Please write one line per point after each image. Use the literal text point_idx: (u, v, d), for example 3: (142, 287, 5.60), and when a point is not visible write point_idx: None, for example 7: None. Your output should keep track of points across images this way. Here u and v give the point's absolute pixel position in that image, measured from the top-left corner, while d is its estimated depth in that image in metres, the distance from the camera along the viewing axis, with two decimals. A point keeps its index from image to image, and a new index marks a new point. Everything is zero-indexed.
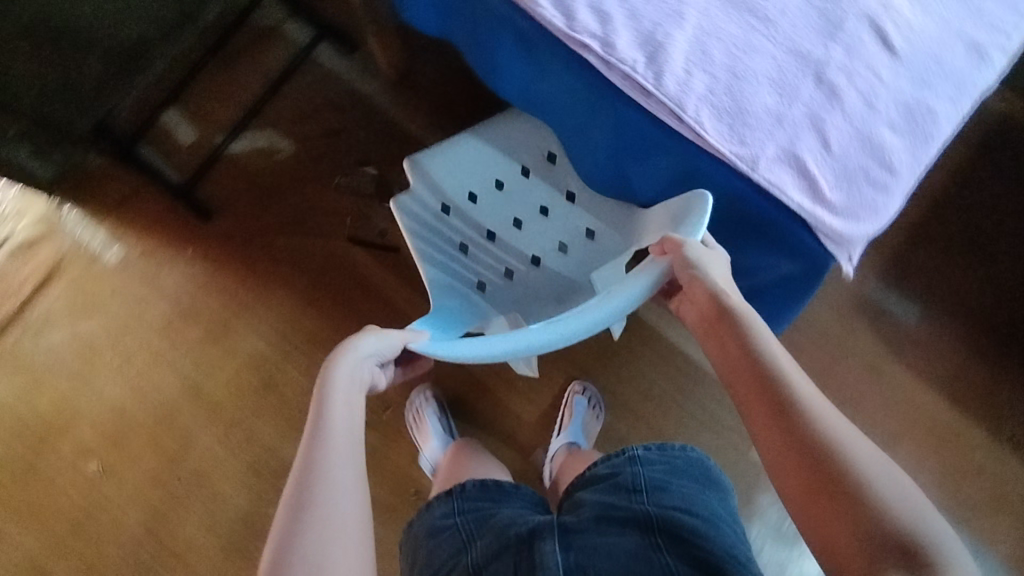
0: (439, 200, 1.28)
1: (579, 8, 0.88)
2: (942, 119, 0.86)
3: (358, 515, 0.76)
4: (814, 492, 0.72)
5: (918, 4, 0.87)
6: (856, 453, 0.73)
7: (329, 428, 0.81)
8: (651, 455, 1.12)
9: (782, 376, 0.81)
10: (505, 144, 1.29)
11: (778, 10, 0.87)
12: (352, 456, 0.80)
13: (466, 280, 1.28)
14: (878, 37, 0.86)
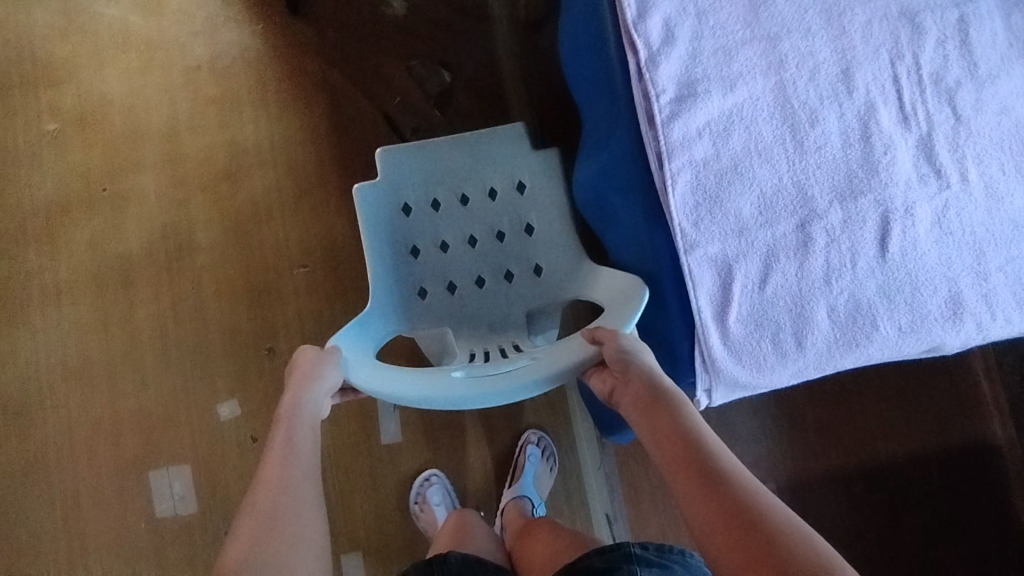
0: (402, 198, 1.27)
1: (655, 16, 0.87)
2: (879, 339, 0.82)
3: (317, 527, 0.84)
4: (741, 547, 0.67)
5: (937, 232, 0.83)
6: (780, 512, 0.69)
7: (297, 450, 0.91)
8: (650, 553, 1.05)
9: (711, 447, 0.79)
10: (480, 160, 1.30)
11: (816, 144, 0.84)
12: (310, 462, 0.91)
13: (408, 284, 1.24)
14: (879, 230, 0.83)
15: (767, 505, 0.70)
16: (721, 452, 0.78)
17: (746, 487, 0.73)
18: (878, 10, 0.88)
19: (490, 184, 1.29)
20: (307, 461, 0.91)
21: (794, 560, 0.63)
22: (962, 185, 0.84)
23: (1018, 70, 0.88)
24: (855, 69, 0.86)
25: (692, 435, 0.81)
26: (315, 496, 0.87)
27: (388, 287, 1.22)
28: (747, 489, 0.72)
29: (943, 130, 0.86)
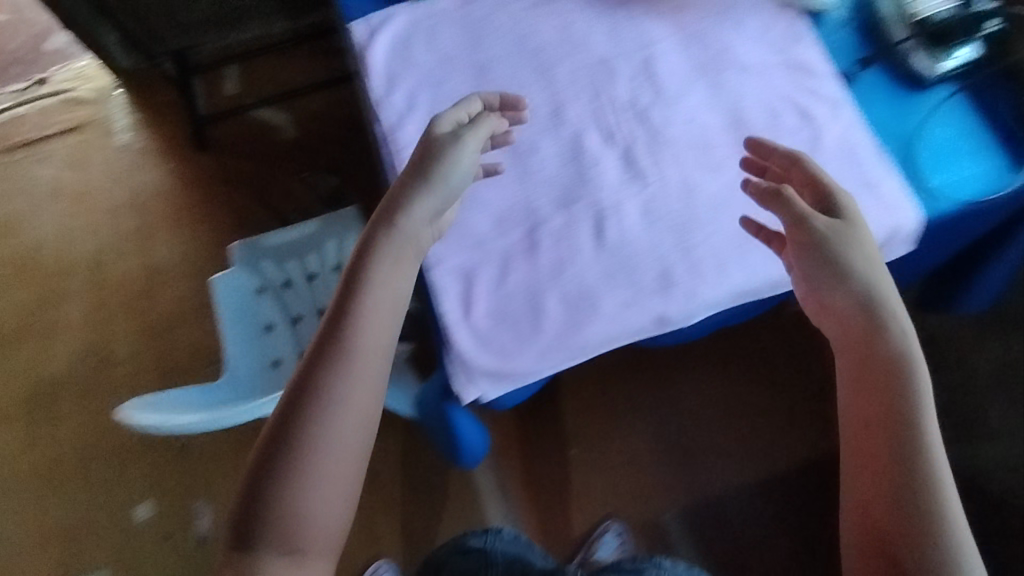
0: (259, 281, 1.42)
1: (397, 90, 1.07)
2: (605, 316, 0.94)
3: (358, 429, 0.75)
4: (864, 466, 0.76)
5: (646, 222, 0.98)
6: (935, 507, 0.72)
7: (335, 411, 0.75)
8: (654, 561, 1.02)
9: (923, 423, 0.75)
10: (328, 239, 1.45)
11: (537, 168, 1.02)
12: (360, 361, 0.76)
13: (264, 356, 1.38)
14: (595, 227, 0.98)
15: (922, 469, 0.73)
16: (918, 404, 0.76)
17: (909, 430, 0.75)
18: (579, 62, 1.09)
19: (336, 260, 1.44)
20: (342, 395, 0.75)
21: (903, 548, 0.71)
22: (662, 183, 1.00)
23: (700, 88, 1.06)
24: (563, 109, 1.06)
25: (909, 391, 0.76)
26: (356, 423, 0.75)
27: (245, 360, 1.36)
28: (933, 491, 0.72)
29: (642, 142, 1.03)
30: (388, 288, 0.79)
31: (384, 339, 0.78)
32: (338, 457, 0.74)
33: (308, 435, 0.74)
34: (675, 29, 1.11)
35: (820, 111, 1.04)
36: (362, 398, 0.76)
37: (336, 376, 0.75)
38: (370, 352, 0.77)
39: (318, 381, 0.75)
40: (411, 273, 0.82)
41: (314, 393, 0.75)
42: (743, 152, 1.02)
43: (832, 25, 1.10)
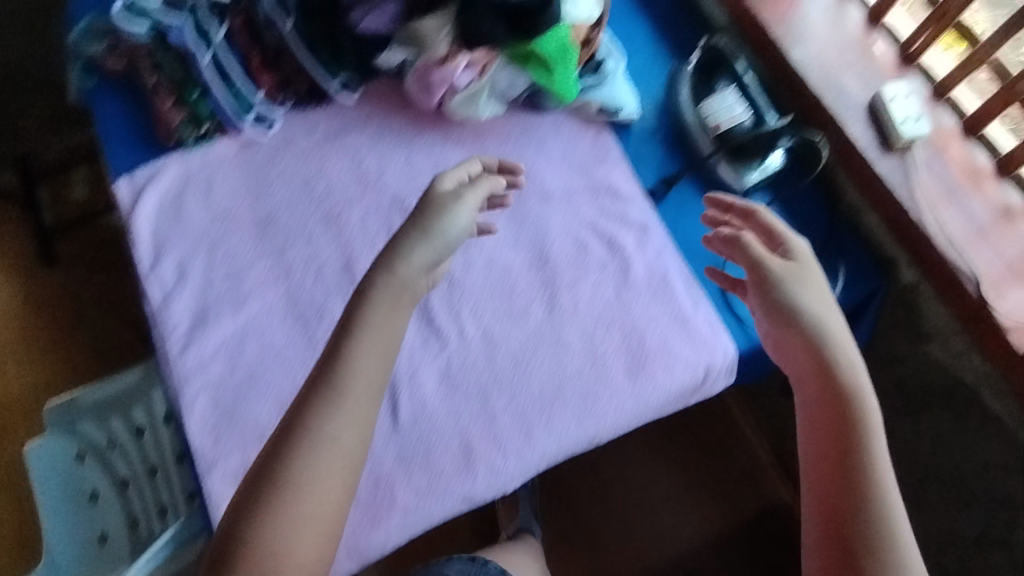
0: (77, 445, 1.24)
1: (166, 260, 0.95)
2: (401, 509, 0.84)
3: (338, 467, 0.68)
4: (823, 468, 0.72)
5: (445, 389, 0.89)
6: (882, 524, 0.68)
7: (316, 449, 0.67)
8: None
9: (872, 441, 0.72)
10: (153, 387, 1.27)
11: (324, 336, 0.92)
12: (349, 399, 0.69)
13: (87, 536, 1.20)
14: (389, 403, 0.88)
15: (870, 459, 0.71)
16: (869, 425, 0.72)
17: (859, 456, 0.71)
18: (372, 204, 1.00)
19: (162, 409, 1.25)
20: (329, 431, 0.68)
21: (870, 524, 0.68)
22: (461, 340, 0.92)
23: (502, 223, 0.99)
24: (354, 261, 0.96)
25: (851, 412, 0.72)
26: (330, 452, 0.68)
27: (65, 545, 1.19)
28: (870, 459, 0.71)
29: (439, 292, 0.94)
30: (386, 305, 0.73)
31: (371, 359, 0.71)
32: (326, 490, 0.67)
33: (300, 448, 0.67)
34: (474, 157, 1.03)
35: (627, 237, 0.98)
36: (340, 432, 0.68)
37: (343, 365, 0.70)
38: (357, 383, 0.70)
39: (329, 372, 0.70)
40: (409, 297, 0.74)
41: (319, 404, 0.68)
42: (548, 294, 0.95)
43: (637, 139, 1.05)
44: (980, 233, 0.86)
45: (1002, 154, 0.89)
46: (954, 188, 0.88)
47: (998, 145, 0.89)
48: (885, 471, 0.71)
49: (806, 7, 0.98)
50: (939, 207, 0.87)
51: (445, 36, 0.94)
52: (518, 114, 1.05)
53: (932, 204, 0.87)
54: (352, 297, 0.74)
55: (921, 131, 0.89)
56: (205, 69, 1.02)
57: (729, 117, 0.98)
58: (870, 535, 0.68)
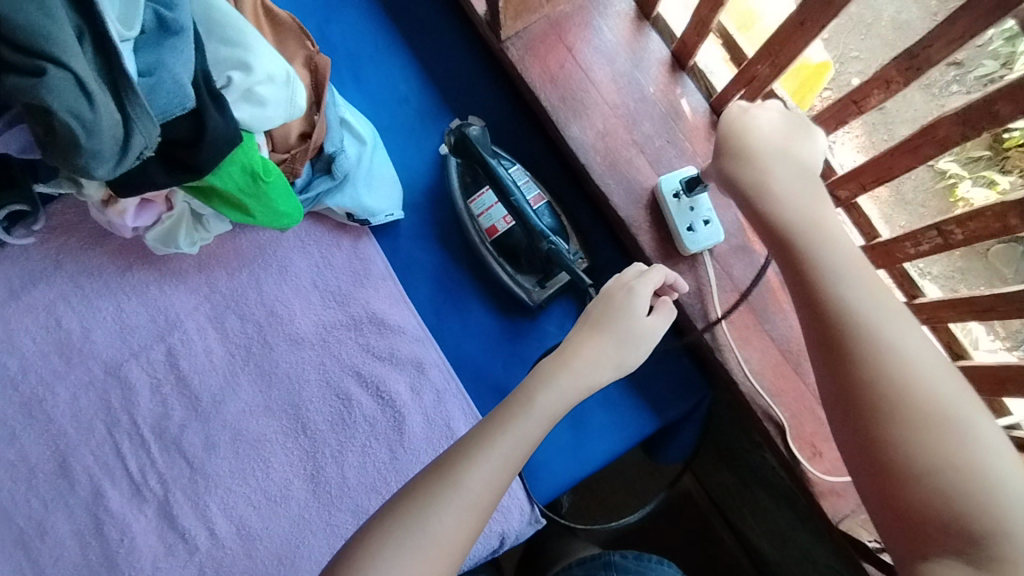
0: None
1: None
2: None
3: (462, 522, 0.48)
4: (837, 401, 0.49)
5: None
6: (926, 410, 0.46)
7: (486, 465, 0.49)
8: (628, 561, 0.80)
9: (842, 277, 0.51)
10: None
11: (52, 556, 0.77)
12: (500, 458, 0.50)
13: None
14: None
15: (880, 369, 0.47)
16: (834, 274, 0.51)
17: (868, 371, 0.48)
18: (81, 380, 0.81)
19: None
20: (471, 486, 0.49)
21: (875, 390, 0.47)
22: (212, 540, 0.78)
23: (245, 383, 0.80)
24: (71, 458, 0.79)
25: (822, 254, 0.52)
26: (465, 510, 0.48)
27: None
28: (885, 365, 0.47)
29: (180, 484, 0.79)
30: (570, 397, 0.54)
31: (540, 432, 0.52)
32: (431, 552, 0.47)
33: (438, 497, 0.48)
34: (200, 296, 0.82)
35: (399, 382, 0.80)
36: (487, 489, 0.49)
37: (499, 436, 0.51)
38: (513, 459, 0.51)
39: (486, 428, 0.52)
40: (551, 417, 0.53)
41: (490, 424, 0.52)
42: (311, 467, 0.79)
43: (408, 241, 0.83)
44: (798, 368, 0.68)
45: None
46: (768, 310, 0.69)
47: None
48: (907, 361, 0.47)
49: (589, 57, 0.72)
50: (749, 338, 0.69)
51: (95, 183, 0.68)
52: (248, 229, 0.83)
53: (741, 336, 0.69)
54: (511, 394, 0.54)
55: (717, 237, 0.68)
56: None
57: (505, 217, 0.76)
58: (912, 461, 0.45)
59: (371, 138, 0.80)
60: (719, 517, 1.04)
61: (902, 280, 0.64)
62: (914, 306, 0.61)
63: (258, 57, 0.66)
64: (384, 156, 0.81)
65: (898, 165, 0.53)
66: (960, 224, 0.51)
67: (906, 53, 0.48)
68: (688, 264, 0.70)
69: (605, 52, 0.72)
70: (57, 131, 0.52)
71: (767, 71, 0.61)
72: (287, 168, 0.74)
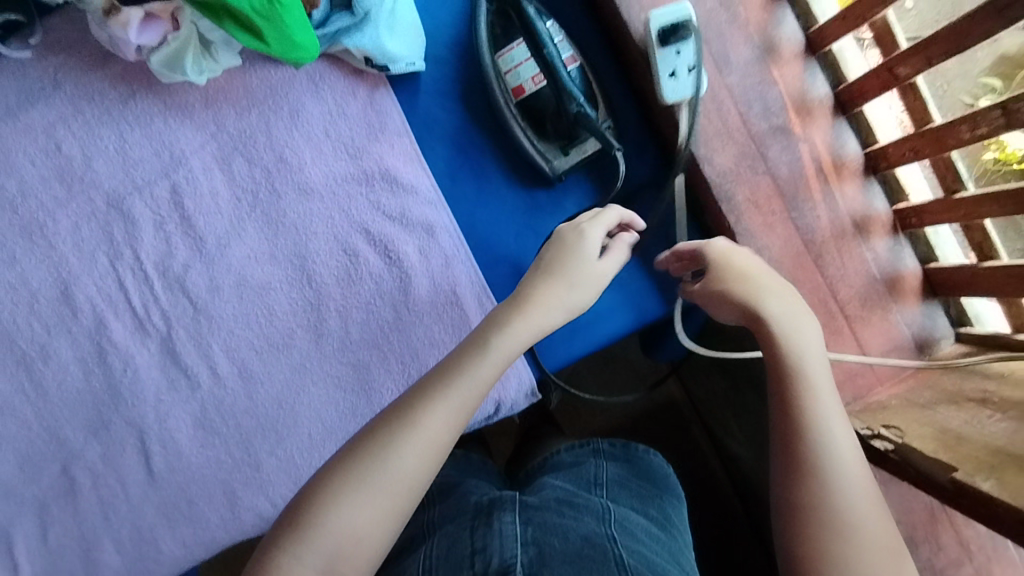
0: None
1: None
2: (168, 557, 0.78)
3: (425, 454, 0.54)
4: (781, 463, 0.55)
5: (202, 435, 0.79)
6: (841, 492, 0.52)
7: (445, 398, 0.56)
8: (615, 450, 0.84)
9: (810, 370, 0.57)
10: None
11: (55, 379, 0.79)
12: (456, 399, 0.56)
13: None
14: (141, 452, 0.78)
15: (821, 443, 0.54)
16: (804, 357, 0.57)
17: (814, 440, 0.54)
18: (82, 209, 0.78)
19: None
20: (431, 426, 0.55)
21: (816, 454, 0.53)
22: (214, 380, 0.79)
23: (250, 229, 0.79)
24: (73, 287, 0.79)
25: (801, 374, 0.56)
26: (423, 449, 0.54)
27: None
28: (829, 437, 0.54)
29: (183, 323, 0.79)
30: (527, 335, 0.60)
31: (493, 370, 0.58)
32: (393, 486, 0.53)
33: (400, 435, 0.54)
34: (207, 134, 0.78)
35: (408, 244, 0.79)
36: (449, 422, 0.56)
37: (457, 376, 0.57)
38: (467, 398, 0.57)
39: (446, 369, 0.58)
40: (505, 355, 0.59)
41: (447, 368, 0.58)
42: (313, 318, 0.79)
43: (427, 96, 0.79)
44: (820, 262, 0.66)
45: (875, 144, 0.65)
46: (799, 198, 0.66)
47: (874, 130, 0.65)
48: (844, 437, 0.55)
49: None
50: (773, 225, 0.65)
51: None
52: (259, 67, 0.78)
53: (766, 222, 0.65)
54: (471, 336, 0.60)
55: (697, 85, 0.62)
56: None
57: (535, 77, 0.70)
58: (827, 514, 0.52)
59: None
60: (699, 425, 1.09)
61: (946, 172, 0.62)
62: (952, 202, 0.59)
63: None
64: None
65: (974, 33, 0.49)
66: None
67: None
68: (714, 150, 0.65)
69: None
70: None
71: None
72: None
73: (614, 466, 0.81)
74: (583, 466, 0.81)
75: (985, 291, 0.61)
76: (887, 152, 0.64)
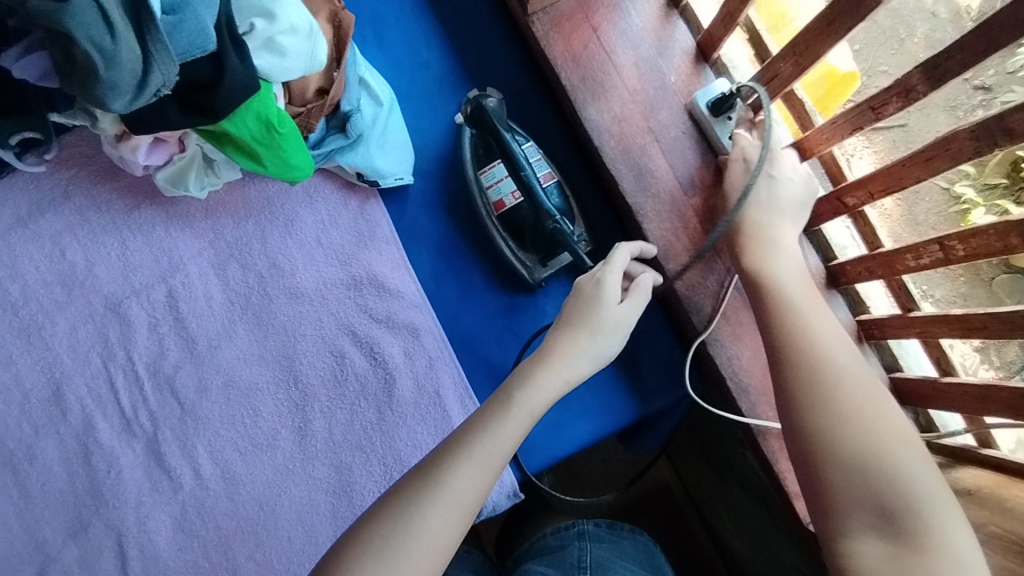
0: None
1: None
2: None
3: (449, 517, 0.53)
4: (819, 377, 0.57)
5: (180, 538, 0.78)
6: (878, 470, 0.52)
7: (472, 460, 0.55)
8: (601, 530, 0.83)
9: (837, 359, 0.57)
10: None
11: (39, 479, 0.80)
12: (483, 456, 0.55)
13: None
14: (117, 557, 0.78)
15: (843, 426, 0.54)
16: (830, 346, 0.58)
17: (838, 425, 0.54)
18: (80, 312, 0.82)
19: None
20: (457, 488, 0.54)
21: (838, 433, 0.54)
22: (197, 480, 0.79)
23: (241, 331, 0.81)
24: (66, 387, 0.81)
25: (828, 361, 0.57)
26: (450, 509, 0.53)
27: None
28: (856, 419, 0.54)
29: (170, 423, 0.80)
30: (551, 392, 0.60)
31: (523, 423, 0.58)
32: (418, 551, 0.52)
33: (423, 497, 0.53)
34: (205, 241, 0.83)
35: (394, 345, 0.81)
36: (470, 487, 0.54)
37: (479, 437, 0.56)
38: (495, 455, 0.56)
39: (471, 430, 0.57)
40: (529, 412, 0.59)
41: (472, 430, 0.57)
42: (298, 419, 0.81)
43: (415, 207, 0.84)
44: None
45: (835, 261, 0.68)
46: None
47: (834, 249, 0.68)
48: (864, 397, 0.55)
49: (614, 40, 0.71)
50: (742, 336, 0.69)
51: (110, 118, 0.68)
52: (258, 180, 0.83)
53: (734, 332, 0.69)
54: (495, 395, 0.60)
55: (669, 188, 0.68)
56: None
57: (513, 192, 0.75)
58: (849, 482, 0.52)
59: (389, 101, 0.80)
60: (694, 512, 1.07)
61: (899, 292, 0.66)
62: (907, 320, 0.62)
63: (283, 6, 0.66)
64: (401, 120, 0.82)
65: (908, 177, 0.54)
66: (963, 241, 0.52)
67: (931, 63, 0.50)
68: (678, 265, 0.69)
69: (631, 38, 0.71)
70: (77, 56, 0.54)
71: (792, 70, 0.62)
72: (302, 123, 0.74)
73: (601, 548, 0.80)
74: (567, 550, 0.81)
75: (948, 406, 0.62)
76: (846, 268, 0.67)
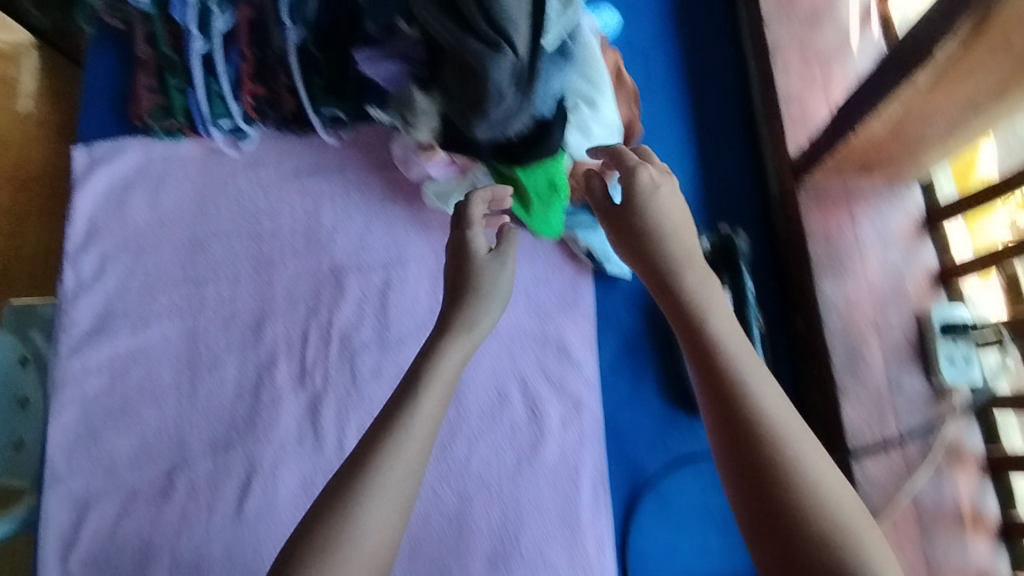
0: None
1: (90, 253, 0.92)
2: None
3: (386, 519, 0.50)
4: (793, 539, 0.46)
5: (301, 497, 0.83)
6: None
7: (397, 452, 0.52)
8: None
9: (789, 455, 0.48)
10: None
11: (210, 388, 0.87)
12: (409, 450, 0.52)
13: None
14: (241, 487, 0.83)
15: None
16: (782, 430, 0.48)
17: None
18: (308, 265, 0.92)
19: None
20: (382, 486, 0.50)
21: None
22: (336, 451, 0.85)
23: None
24: (268, 321, 0.90)
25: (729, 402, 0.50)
26: (382, 510, 0.50)
27: None
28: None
29: (336, 390, 0.87)
30: (454, 360, 0.58)
31: (438, 402, 0.55)
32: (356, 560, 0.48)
33: (353, 498, 0.50)
34: (434, 252, 0.92)
35: (554, 409, 0.86)
36: (403, 482, 0.51)
37: (404, 425, 0.53)
38: (412, 443, 0.53)
39: (393, 418, 0.54)
40: (444, 390, 0.56)
41: (394, 415, 0.54)
42: (444, 438, 0.85)
43: (619, 298, 0.91)
44: None
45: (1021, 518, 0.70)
46: (933, 534, 0.71)
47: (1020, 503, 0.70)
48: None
49: (866, 234, 0.78)
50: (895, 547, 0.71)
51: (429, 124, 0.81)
52: None
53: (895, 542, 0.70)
54: (406, 375, 0.57)
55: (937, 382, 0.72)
56: (197, 58, 0.91)
57: None
58: None
59: None
60: None
61: None
62: None
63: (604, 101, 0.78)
64: None
65: None
66: None
67: None
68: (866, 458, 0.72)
69: (883, 237, 0.78)
70: (477, 75, 0.68)
71: None
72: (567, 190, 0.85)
73: None
74: None
75: None
76: None
